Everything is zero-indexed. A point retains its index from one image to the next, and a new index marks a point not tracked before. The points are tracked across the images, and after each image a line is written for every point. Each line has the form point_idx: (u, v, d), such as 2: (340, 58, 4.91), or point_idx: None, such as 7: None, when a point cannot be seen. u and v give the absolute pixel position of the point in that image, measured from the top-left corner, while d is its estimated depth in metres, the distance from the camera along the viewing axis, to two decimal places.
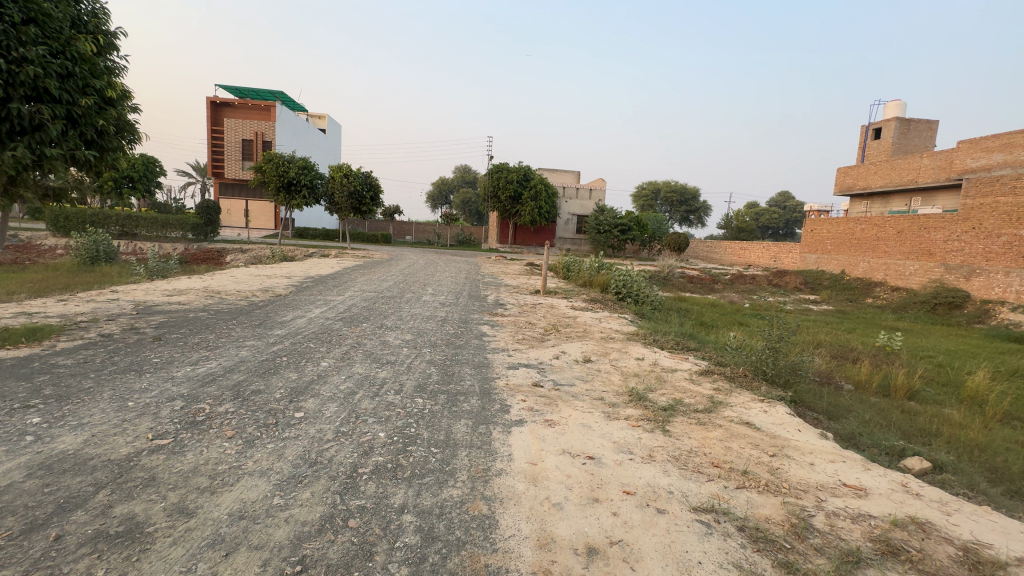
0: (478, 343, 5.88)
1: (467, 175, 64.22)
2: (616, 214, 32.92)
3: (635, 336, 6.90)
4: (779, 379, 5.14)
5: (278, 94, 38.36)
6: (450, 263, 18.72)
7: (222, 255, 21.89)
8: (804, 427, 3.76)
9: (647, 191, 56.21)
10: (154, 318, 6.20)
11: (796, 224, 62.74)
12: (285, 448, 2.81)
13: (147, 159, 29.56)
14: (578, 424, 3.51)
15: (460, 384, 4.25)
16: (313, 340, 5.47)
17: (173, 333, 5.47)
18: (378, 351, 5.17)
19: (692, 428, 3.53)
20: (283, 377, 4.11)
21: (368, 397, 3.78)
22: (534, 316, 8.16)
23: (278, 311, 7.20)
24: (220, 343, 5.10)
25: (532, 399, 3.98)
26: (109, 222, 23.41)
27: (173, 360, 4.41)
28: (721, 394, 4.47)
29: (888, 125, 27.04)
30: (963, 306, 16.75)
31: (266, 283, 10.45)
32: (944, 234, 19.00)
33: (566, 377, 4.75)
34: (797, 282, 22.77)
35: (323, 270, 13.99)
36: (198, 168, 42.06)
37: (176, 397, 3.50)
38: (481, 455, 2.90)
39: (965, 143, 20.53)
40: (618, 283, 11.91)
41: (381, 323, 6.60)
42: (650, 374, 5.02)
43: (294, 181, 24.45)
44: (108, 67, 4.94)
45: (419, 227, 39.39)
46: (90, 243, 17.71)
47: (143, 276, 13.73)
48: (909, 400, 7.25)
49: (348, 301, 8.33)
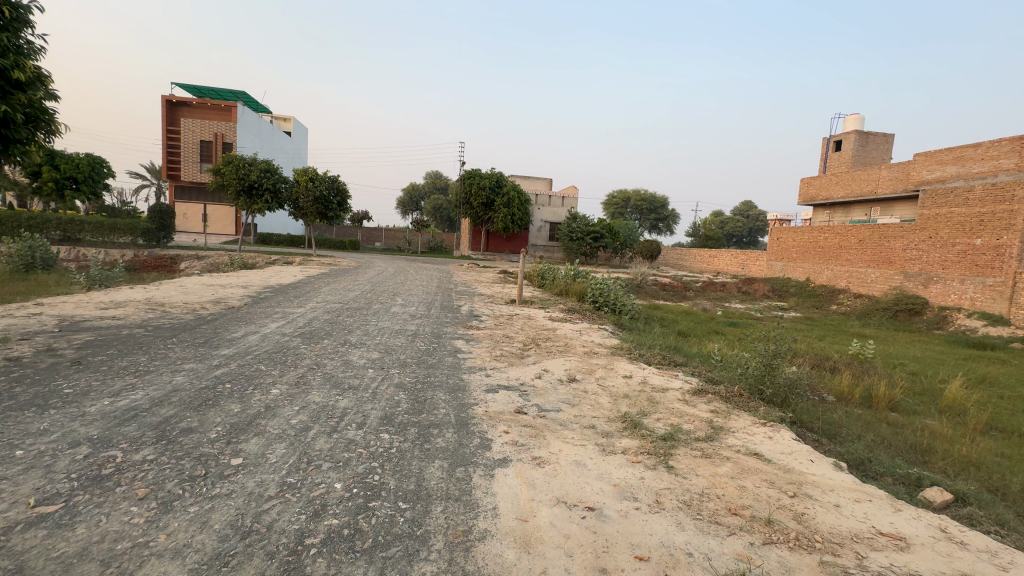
0: (452, 361, 5.35)
1: (439, 181, 63.44)
2: (588, 221, 32.96)
3: (618, 350, 6.52)
4: (776, 398, 4.82)
5: (240, 94, 36.88)
6: (422, 271, 18.06)
7: (175, 261, 20.51)
8: (816, 456, 3.42)
9: (618, 199, 56.85)
10: (78, 337, 5.39)
11: (759, 233, 64.89)
12: (210, 513, 2.22)
13: (94, 159, 27.68)
14: (571, 461, 3.06)
15: (434, 414, 3.72)
16: (264, 361, 4.82)
17: (96, 355, 4.72)
18: (340, 374, 4.57)
19: (700, 463, 3.12)
20: (223, 410, 3.48)
21: (325, 434, 3.20)
22: (511, 329, 7.68)
23: (228, 326, 6.46)
24: (151, 368, 4.40)
25: (516, 431, 3.51)
26: (49, 226, 21.40)
27: (91, 391, 3.71)
28: (720, 418, 4.10)
29: (848, 138, 28.09)
30: (923, 313, 17.30)
31: (219, 293, 9.63)
32: (903, 243, 19.59)
33: (551, 401, 4.28)
34: (765, 289, 23.15)
35: (283, 279, 13.14)
36: (153, 170, 39.92)
37: (80, 443, 2.83)
38: (459, 511, 2.40)
39: (920, 156, 21.52)
40: (595, 292, 11.61)
41: (344, 340, 5.99)
42: (641, 395, 4.62)
43: (256, 185, 23.30)
44: (17, 45, 4.23)
45: (388, 233, 38.52)
46: (25, 249, 16.22)
47: (81, 286, 12.52)
48: (891, 411, 7.16)
49: (308, 314, 7.63)
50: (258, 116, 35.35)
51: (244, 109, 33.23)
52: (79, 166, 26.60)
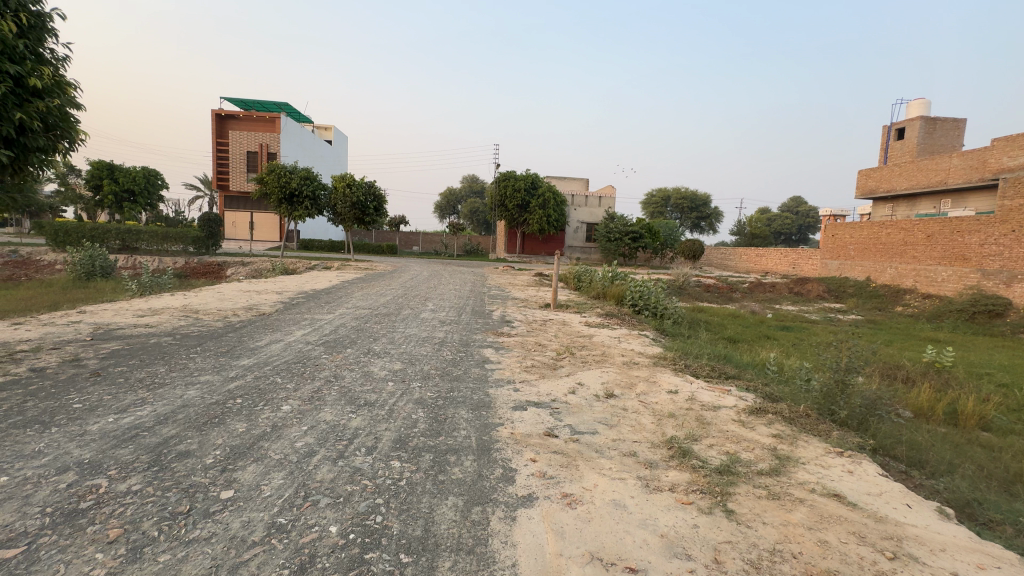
0: (478, 374, 4.95)
1: (475, 184, 63.70)
2: (626, 221, 32.08)
3: (661, 360, 5.95)
4: (853, 421, 4.11)
5: (283, 105, 38.17)
6: (456, 275, 17.92)
7: (222, 268, 21.28)
8: (914, 500, 2.78)
9: (657, 198, 55.26)
10: (106, 346, 5.37)
11: (809, 231, 61.73)
12: (181, 564, 1.92)
13: (150, 172, 29.27)
14: (608, 501, 2.58)
15: (453, 437, 3.32)
16: (281, 373, 4.61)
17: (117, 366, 4.63)
18: (357, 388, 4.26)
19: (766, 507, 2.58)
20: (226, 430, 3.21)
21: (329, 461, 2.86)
22: (544, 336, 7.22)
23: (253, 334, 6.33)
24: (167, 380, 4.23)
25: (544, 459, 3.07)
26: (109, 236, 22.79)
27: (100, 406, 3.56)
28: (785, 444, 3.51)
29: (912, 124, 25.95)
30: (1005, 315, 15.57)
31: (252, 299, 9.66)
32: (980, 238, 17.77)
33: (586, 421, 3.82)
34: (819, 289, 21.59)
35: (318, 284, 13.27)
36: (205, 182, 42.00)
37: (69, 468, 2.61)
38: (471, 569, 1.99)
39: (999, 141, 19.62)
40: (634, 294, 10.99)
41: (367, 349, 5.73)
42: (690, 414, 4.07)
43: (297, 193, 23.90)
44: (38, 52, 4.19)
45: (424, 237, 38.86)
46: (86, 257, 17.17)
47: (133, 293, 13.07)
48: (981, 430, 6.25)
49: (335, 322, 7.44)
50: (300, 126, 36.45)
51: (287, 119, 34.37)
52: (136, 179, 28.08)
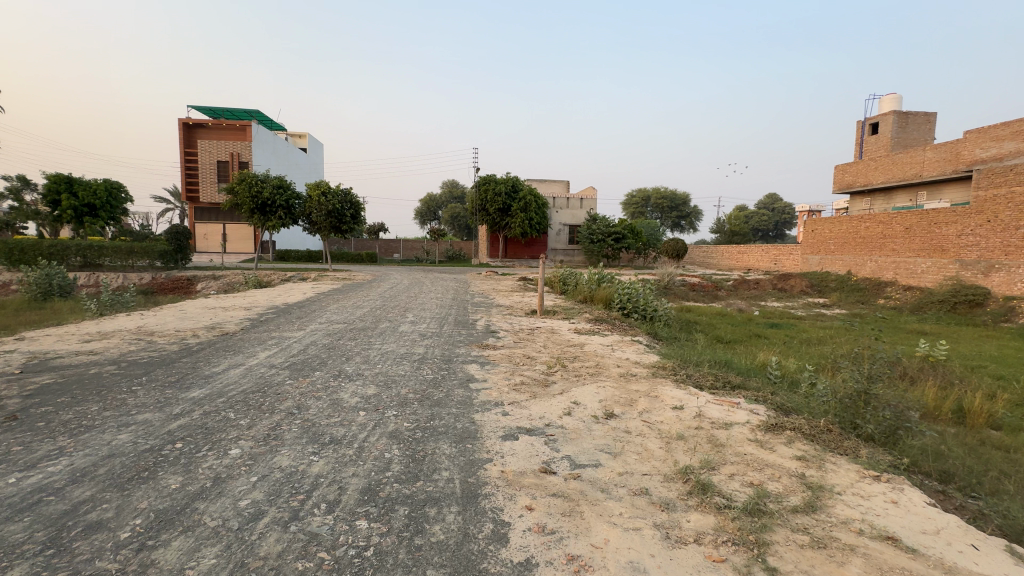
0: (462, 396, 4.43)
1: (455, 190, 63.08)
2: (608, 222, 31.94)
3: (659, 370, 5.53)
4: (878, 435, 3.73)
5: (254, 113, 37.06)
6: (437, 282, 17.34)
7: (191, 283, 20.27)
8: (977, 538, 2.38)
9: (637, 198, 55.44)
10: (35, 381, 4.70)
11: (785, 227, 62.82)
12: None
13: (113, 184, 27.92)
14: (624, 564, 2.10)
15: (433, 482, 2.80)
16: (236, 406, 4.01)
17: (41, 407, 3.96)
18: (322, 421, 3.70)
19: (815, 561, 2.13)
20: (156, 488, 2.64)
21: (279, 526, 2.32)
22: (533, 347, 6.71)
23: (211, 359, 5.70)
24: (97, 422, 3.61)
25: (542, 506, 2.57)
26: (69, 252, 21.29)
27: (3, 462, 2.93)
28: (814, 469, 3.09)
29: (885, 119, 26.36)
30: (985, 304, 15.62)
31: (216, 318, 8.95)
32: (957, 229, 17.93)
33: (586, 450, 3.34)
34: (803, 284, 21.60)
35: (290, 297, 12.59)
36: (175, 194, 40.48)
37: None
38: None
39: (971, 133, 19.97)
40: (621, 298, 10.58)
41: (338, 371, 5.15)
42: (701, 435, 3.63)
43: (268, 202, 23.00)
44: None
45: (405, 244, 38.08)
46: (42, 276, 16.15)
47: (89, 313, 12.15)
48: (991, 430, 5.95)
49: (304, 340, 6.82)
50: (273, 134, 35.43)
51: (259, 127, 33.32)
52: (97, 192, 26.75)
